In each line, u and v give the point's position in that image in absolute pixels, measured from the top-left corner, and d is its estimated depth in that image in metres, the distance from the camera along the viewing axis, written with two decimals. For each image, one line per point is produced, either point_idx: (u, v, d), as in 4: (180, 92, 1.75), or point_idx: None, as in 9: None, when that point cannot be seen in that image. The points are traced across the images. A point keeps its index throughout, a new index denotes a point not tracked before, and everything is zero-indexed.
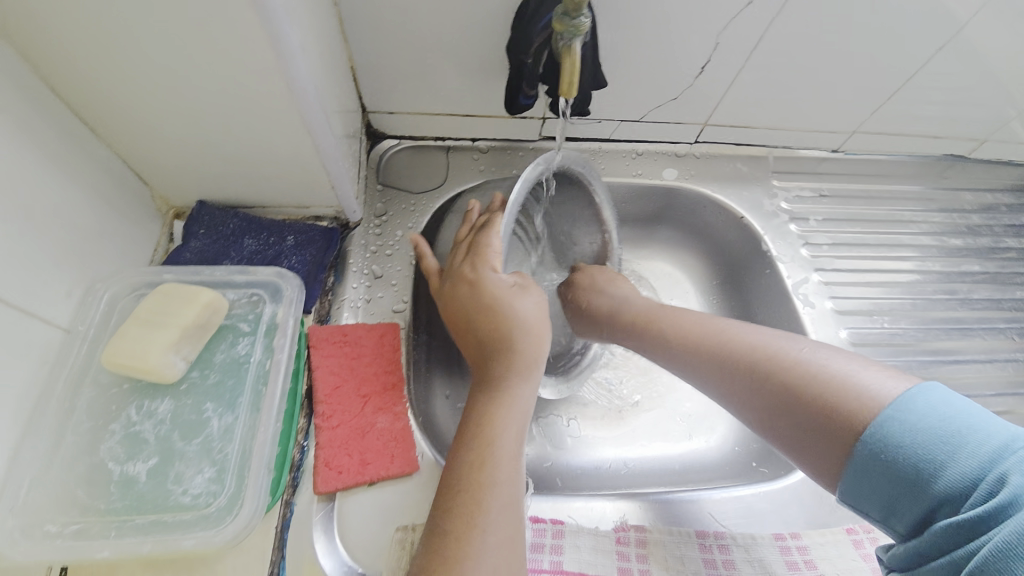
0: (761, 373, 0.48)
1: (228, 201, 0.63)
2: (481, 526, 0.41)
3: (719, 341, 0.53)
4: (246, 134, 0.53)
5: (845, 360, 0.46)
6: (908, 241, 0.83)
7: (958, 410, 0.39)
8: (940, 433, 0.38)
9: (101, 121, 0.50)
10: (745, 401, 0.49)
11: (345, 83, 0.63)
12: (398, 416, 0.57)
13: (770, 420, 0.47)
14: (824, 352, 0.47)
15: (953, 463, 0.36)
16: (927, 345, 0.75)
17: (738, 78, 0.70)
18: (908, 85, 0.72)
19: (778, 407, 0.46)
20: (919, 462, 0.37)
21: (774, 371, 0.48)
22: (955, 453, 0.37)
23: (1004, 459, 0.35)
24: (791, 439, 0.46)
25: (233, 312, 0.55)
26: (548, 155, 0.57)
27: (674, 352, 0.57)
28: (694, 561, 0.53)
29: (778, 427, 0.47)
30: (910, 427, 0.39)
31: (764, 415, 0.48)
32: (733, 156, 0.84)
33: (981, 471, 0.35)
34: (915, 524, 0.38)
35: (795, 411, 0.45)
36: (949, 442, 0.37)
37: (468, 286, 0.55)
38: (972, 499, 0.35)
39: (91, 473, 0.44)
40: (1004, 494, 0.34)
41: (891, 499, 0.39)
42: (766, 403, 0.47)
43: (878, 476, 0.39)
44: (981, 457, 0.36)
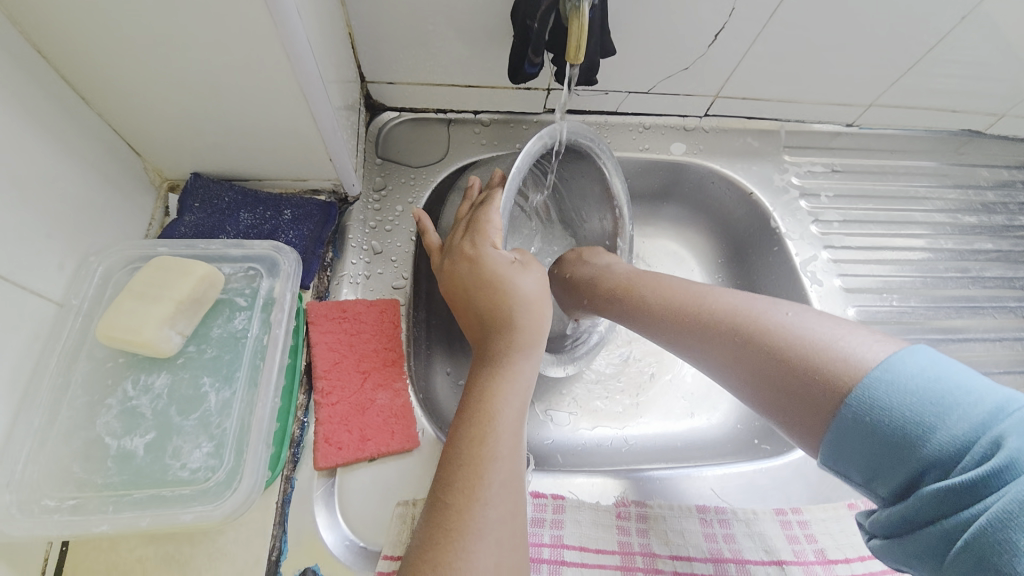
0: (745, 337, 0.45)
1: (223, 174, 0.61)
2: (483, 500, 0.40)
3: (702, 307, 0.50)
4: (239, 102, 0.51)
5: (832, 322, 0.42)
6: (921, 218, 0.81)
7: (946, 371, 0.36)
8: (927, 395, 0.35)
9: (89, 87, 0.48)
10: (730, 368, 0.46)
11: (343, 51, 0.60)
12: (398, 392, 0.57)
13: (754, 389, 0.44)
14: (810, 317, 0.44)
15: (942, 427, 0.34)
16: (936, 323, 0.74)
17: (753, 49, 0.67)
18: (930, 57, 0.69)
19: (761, 372, 0.43)
20: (906, 424, 0.34)
21: (758, 334, 0.44)
22: (945, 415, 0.34)
23: (999, 422, 0.32)
24: (774, 410, 0.42)
25: (229, 287, 0.54)
26: (541, 134, 0.54)
27: (656, 319, 0.53)
28: (695, 535, 0.53)
29: (762, 399, 0.43)
30: (899, 388, 0.36)
31: (747, 383, 0.44)
32: (743, 130, 0.81)
33: (972, 434, 0.33)
34: (899, 489, 0.35)
35: (779, 376, 0.42)
36: (937, 404, 0.34)
37: (467, 262, 0.54)
38: (964, 464, 0.33)
39: (89, 447, 0.44)
40: (997, 459, 0.31)
41: (875, 462, 0.36)
42: (750, 367, 0.44)
43: (861, 438, 0.36)
44: (973, 419, 0.33)
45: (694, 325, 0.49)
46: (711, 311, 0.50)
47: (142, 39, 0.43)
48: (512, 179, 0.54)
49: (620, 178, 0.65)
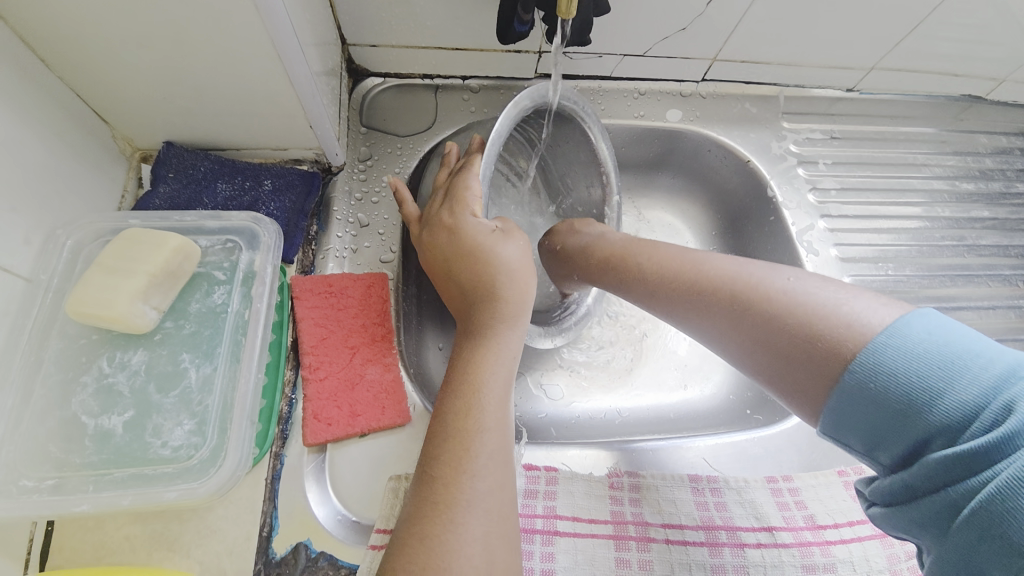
0: (743, 302, 0.44)
1: (198, 143, 0.58)
2: (471, 472, 0.40)
3: (699, 273, 0.48)
4: (208, 63, 0.47)
5: (834, 286, 0.41)
6: (918, 186, 0.80)
7: (956, 334, 0.35)
8: (937, 360, 0.34)
9: (48, 48, 0.45)
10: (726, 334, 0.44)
11: (320, 10, 0.56)
12: (388, 367, 0.56)
13: (752, 355, 0.42)
14: (809, 280, 0.42)
15: (951, 393, 0.33)
16: (930, 292, 0.74)
17: (753, 8, 0.64)
18: (933, 19, 0.66)
19: (760, 337, 0.42)
20: (914, 391, 0.34)
21: (757, 299, 0.43)
22: (953, 381, 0.33)
23: (1010, 385, 0.32)
24: (773, 376, 0.41)
25: (207, 260, 0.51)
26: (518, 98, 0.53)
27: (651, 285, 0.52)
28: (687, 503, 0.54)
29: (759, 365, 0.42)
30: (907, 353, 0.35)
31: (745, 349, 0.43)
32: (741, 96, 0.79)
33: (982, 400, 0.32)
34: (903, 455, 0.35)
35: (779, 342, 0.40)
36: (945, 369, 0.34)
37: (446, 232, 0.52)
38: (972, 429, 0.32)
39: (66, 426, 0.43)
40: (1007, 424, 0.31)
41: (879, 431, 0.35)
42: (749, 333, 0.43)
43: (865, 406, 0.35)
44: (981, 385, 0.33)
45: (689, 294, 0.48)
46: (710, 279, 0.49)
47: None
48: (493, 140, 0.52)
49: (607, 141, 0.64)
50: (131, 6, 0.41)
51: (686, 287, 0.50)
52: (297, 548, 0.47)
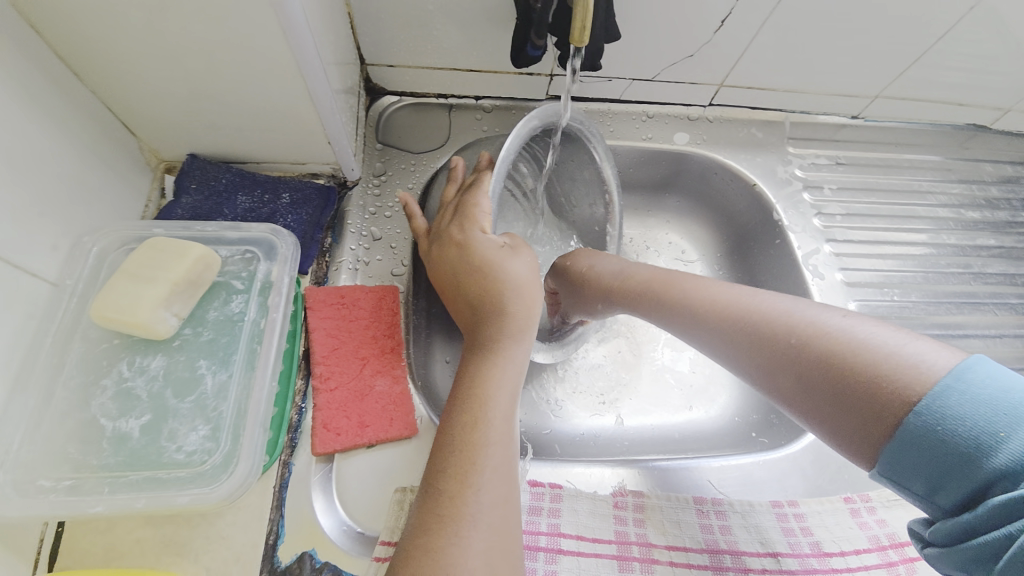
0: (792, 345, 0.44)
1: (221, 156, 0.60)
2: (475, 486, 0.40)
3: (747, 310, 0.48)
4: (235, 80, 0.50)
5: (883, 328, 0.41)
6: (924, 213, 0.81)
7: (1023, 385, 0.34)
8: (999, 408, 0.33)
9: (84, 63, 0.47)
10: (773, 374, 0.45)
11: (343, 32, 0.59)
12: (397, 379, 0.56)
13: (797, 395, 0.43)
14: (861, 324, 0.42)
15: (1016, 438, 0.32)
16: (936, 318, 0.74)
17: (758, 38, 0.66)
18: (936, 50, 0.68)
19: (810, 381, 0.42)
20: (975, 435, 0.33)
21: (806, 343, 0.43)
22: (1018, 428, 0.33)
23: None
24: (823, 419, 0.41)
25: (226, 270, 0.53)
26: (529, 118, 0.55)
27: (698, 318, 0.51)
28: (691, 526, 0.53)
29: (806, 410, 0.42)
30: (970, 397, 0.34)
31: (794, 390, 0.43)
32: (748, 121, 0.80)
33: None
34: (964, 500, 0.34)
35: (830, 385, 0.41)
36: (1010, 415, 0.33)
37: (456, 248, 0.54)
38: None
39: (84, 428, 0.44)
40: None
41: (937, 473, 0.35)
42: (798, 376, 0.43)
43: (923, 447, 0.35)
44: None
45: (736, 331, 0.48)
46: (752, 311, 0.48)
47: (138, 12, 0.42)
48: (501, 162, 0.53)
49: (610, 162, 0.67)
50: (169, 24, 0.43)
51: (723, 318, 0.50)
52: (302, 558, 0.47)
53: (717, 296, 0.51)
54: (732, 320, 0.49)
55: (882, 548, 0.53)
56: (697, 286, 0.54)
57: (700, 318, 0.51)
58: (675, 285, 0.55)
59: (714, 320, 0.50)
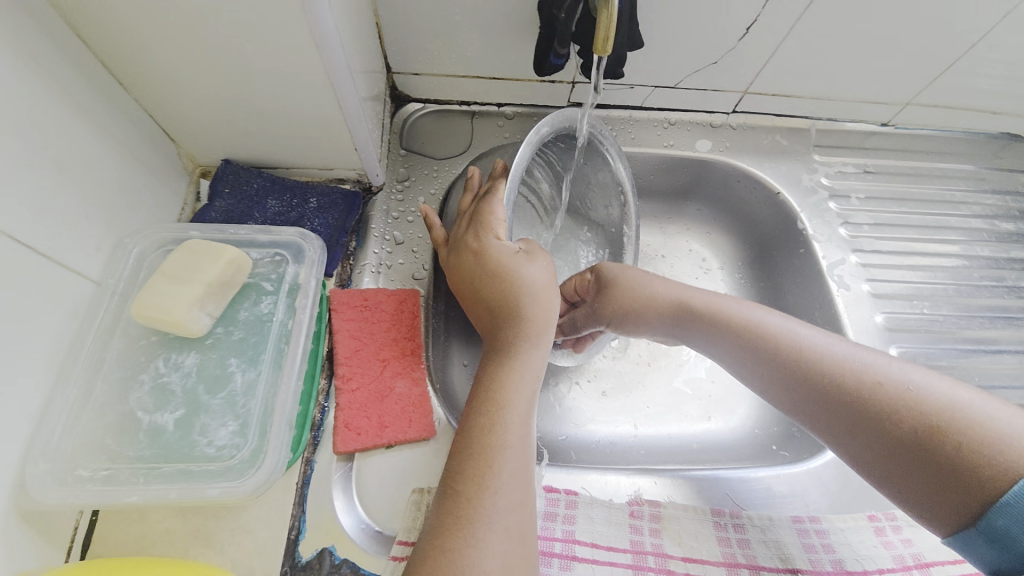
0: (879, 411, 0.43)
1: (252, 162, 0.63)
2: (493, 488, 0.41)
3: (821, 364, 0.47)
4: (267, 90, 0.52)
5: (964, 390, 0.42)
6: (956, 224, 0.78)
7: None
8: None
9: (127, 72, 0.49)
10: (856, 437, 0.44)
11: (371, 41, 0.61)
12: (416, 381, 0.57)
13: (876, 455, 0.43)
14: (951, 391, 0.42)
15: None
16: (968, 333, 0.72)
17: (784, 45, 0.66)
18: (969, 58, 0.66)
19: (898, 449, 0.42)
20: None
21: (893, 410, 0.42)
22: None
23: None
24: (903, 480, 0.42)
25: (256, 272, 0.55)
26: (539, 126, 0.55)
27: (766, 365, 0.50)
28: (709, 538, 0.53)
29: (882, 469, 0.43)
30: None
31: (878, 457, 0.43)
32: (772, 128, 0.79)
33: None
34: None
35: (920, 451, 0.41)
36: None
37: (473, 255, 0.54)
38: None
39: (121, 421, 0.46)
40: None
41: None
42: (884, 444, 0.42)
43: None
44: None
45: (813, 385, 0.47)
46: (833, 363, 0.46)
47: (179, 26, 0.44)
48: (516, 168, 0.54)
49: (622, 162, 0.68)
50: (208, 37, 0.45)
51: (800, 363, 0.48)
52: (322, 554, 0.49)
53: (789, 335, 0.50)
54: (805, 369, 0.47)
55: (907, 569, 0.51)
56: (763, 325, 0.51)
57: (774, 361, 0.49)
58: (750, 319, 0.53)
59: (788, 364, 0.48)
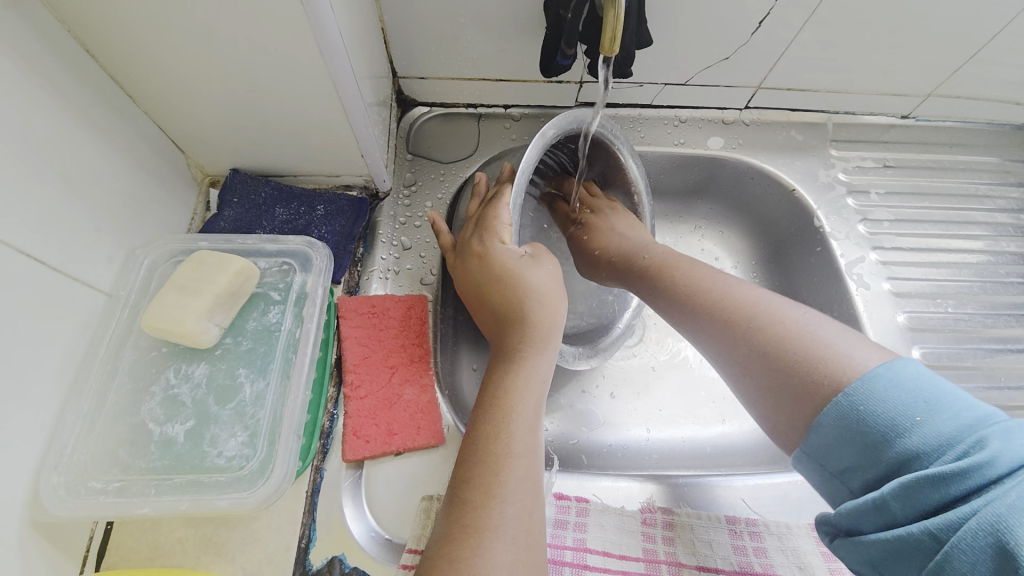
0: (744, 330, 0.47)
1: (260, 171, 0.63)
2: (500, 497, 0.41)
3: (710, 295, 0.51)
4: (272, 99, 0.52)
5: (829, 325, 0.45)
6: (981, 219, 0.75)
7: (935, 382, 0.38)
8: (919, 398, 0.37)
9: (135, 85, 0.50)
10: (724, 353, 0.48)
11: (375, 47, 0.60)
12: (424, 388, 0.57)
13: (737, 372, 0.47)
14: (815, 320, 0.45)
15: (932, 423, 0.36)
16: (994, 332, 0.69)
17: (798, 37, 0.64)
18: (995, 46, 0.63)
19: (753, 362, 0.46)
20: (893, 420, 0.37)
21: (754, 329, 0.46)
22: (931, 414, 0.36)
23: (983, 428, 0.35)
24: (755, 396, 0.45)
25: (264, 281, 0.55)
26: (543, 130, 0.53)
27: (670, 299, 0.55)
28: (723, 547, 0.52)
29: (742, 386, 0.47)
30: (896, 384, 0.38)
31: (737, 369, 0.47)
32: (787, 123, 0.77)
33: (956, 435, 0.35)
34: (872, 480, 0.38)
35: (767, 365, 0.44)
36: (924, 403, 0.37)
37: (476, 259, 0.53)
38: (941, 459, 0.35)
39: (133, 433, 0.47)
40: (982, 456, 0.34)
41: (856, 458, 0.38)
42: (743, 358, 0.46)
43: (849, 432, 0.38)
44: (956, 423, 0.36)
45: (699, 313, 0.51)
46: (722, 295, 0.51)
47: (182, 38, 0.44)
48: (522, 172, 0.53)
49: (633, 156, 0.64)
50: (211, 48, 0.46)
51: (692, 299, 0.52)
52: (332, 562, 0.49)
53: (692, 277, 0.54)
54: (699, 301, 0.52)
55: None
56: (681, 267, 0.56)
57: (675, 297, 0.54)
58: (668, 268, 0.57)
59: (684, 300, 0.53)
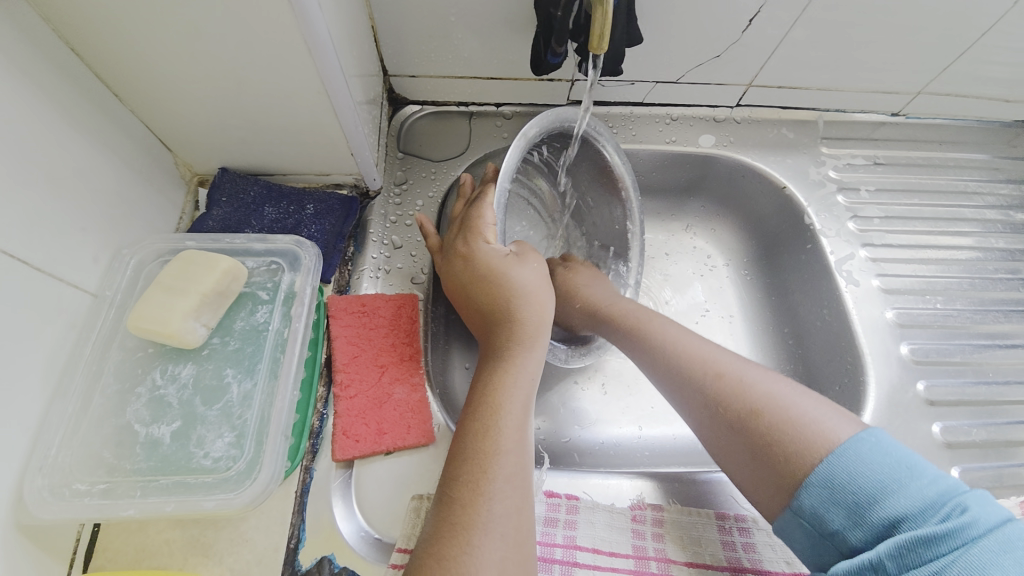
0: (721, 397, 0.48)
1: (249, 170, 0.63)
2: (488, 494, 0.41)
3: (687, 357, 0.52)
4: (260, 98, 0.51)
5: (799, 391, 0.47)
6: (970, 215, 0.76)
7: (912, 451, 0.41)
8: (903, 463, 0.40)
9: (120, 84, 0.49)
10: (701, 417, 0.49)
11: (365, 44, 0.60)
12: (414, 387, 0.57)
13: (714, 438, 0.48)
14: (785, 387, 0.47)
15: (917, 487, 0.38)
16: (983, 328, 0.69)
17: (789, 35, 0.64)
18: (985, 43, 0.64)
19: (730, 430, 0.46)
20: (884, 481, 0.39)
21: (730, 397, 0.47)
22: (916, 479, 0.39)
23: (961, 494, 0.38)
24: (735, 465, 0.46)
25: (252, 281, 0.55)
26: (524, 129, 0.53)
27: (648, 357, 0.55)
28: (713, 543, 0.52)
29: (720, 453, 0.47)
30: (883, 448, 0.40)
31: (715, 435, 0.48)
32: (778, 121, 0.77)
33: (939, 499, 0.37)
34: (863, 539, 0.38)
35: (745, 435, 0.45)
36: (907, 469, 0.39)
37: (462, 261, 0.53)
38: (929, 520, 0.37)
39: (120, 434, 0.46)
40: (964, 518, 0.36)
41: (848, 515, 0.39)
42: (722, 426, 0.47)
43: (841, 488, 0.39)
44: (937, 488, 0.38)
45: (677, 374, 0.52)
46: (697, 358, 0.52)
47: (167, 35, 0.44)
48: (506, 173, 0.52)
49: (618, 152, 0.65)
50: (197, 46, 0.45)
51: (670, 358, 0.53)
52: (321, 562, 0.49)
53: (668, 336, 0.55)
54: (675, 363, 0.52)
55: None
56: (656, 324, 0.57)
57: (653, 357, 0.55)
58: (643, 324, 0.58)
59: (662, 360, 0.54)
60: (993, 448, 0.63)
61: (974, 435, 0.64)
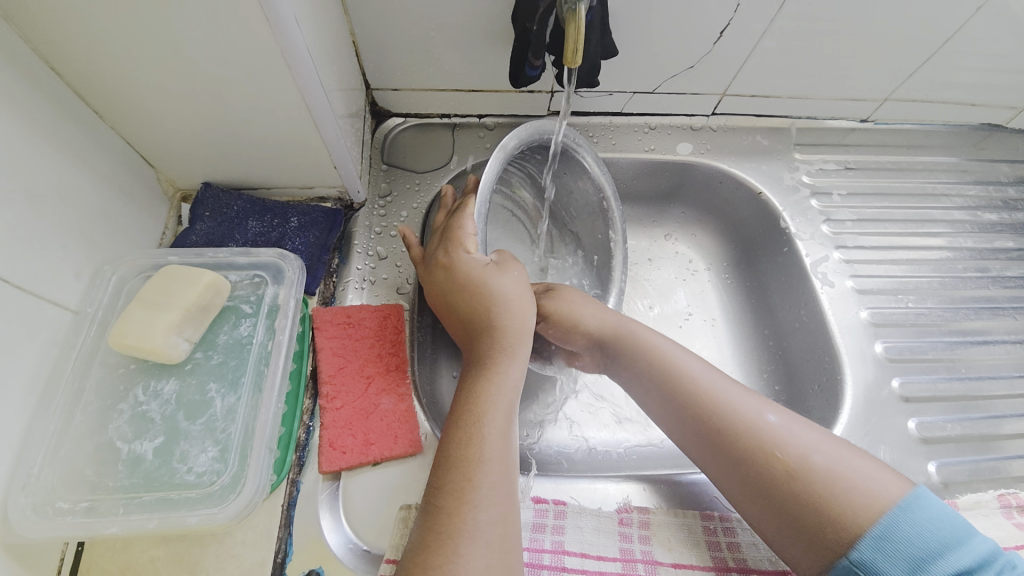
0: (757, 458, 0.45)
1: (232, 184, 0.63)
2: (473, 502, 0.41)
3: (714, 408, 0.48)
4: (242, 113, 0.52)
5: (835, 442, 0.45)
6: (939, 217, 0.79)
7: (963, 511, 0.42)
8: (958, 521, 0.40)
9: (100, 101, 0.50)
10: (731, 476, 0.46)
11: (346, 59, 0.61)
12: (401, 397, 0.57)
13: (747, 499, 0.46)
14: (821, 444, 0.45)
15: (974, 545, 0.39)
16: (954, 326, 0.72)
17: (759, 46, 0.66)
18: (944, 51, 0.67)
19: (767, 494, 0.44)
20: (942, 536, 0.39)
21: (767, 458, 0.45)
22: (973, 538, 0.39)
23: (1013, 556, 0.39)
24: (768, 527, 0.45)
25: (236, 295, 0.55)
26: (504, 142, 0.54)
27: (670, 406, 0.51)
28: (698, 543, 0.53)
29: (753, 510, 0.46)
30: (940, 505, 0.41)
31: (749, 496, 0.46)
32: (752, 128, 0.80)
33: (995, 557, 0.38)
34: None
35: (785, 500, 0.43)
36: (964, 528, 0.40)
37: (443, 271, 0.54)
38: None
39: (102, 452, 0.46)
40: None
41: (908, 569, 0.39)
42: (759, 489, 0.45)
43: (901, 541, 0.39)
44: (992, 547, 0.39)
45: (705, 428, 0.48)
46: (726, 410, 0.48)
47: (148, 54, 0.45)
48: (484, 185, 0.53)
49: (599, 164, 0.66)
50: (179, 64, 0.46)
51: (699, 407, 0.49)
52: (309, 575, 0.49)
53: (691, 382, 0.51)
54: (702, 414, 0.49)
55: None
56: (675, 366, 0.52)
57: (678, 403, 0.50)
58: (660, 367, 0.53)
59: (686, 411, 0.50)
60: (969, 442, 0.65)
61: (949, 430, 0.66)
